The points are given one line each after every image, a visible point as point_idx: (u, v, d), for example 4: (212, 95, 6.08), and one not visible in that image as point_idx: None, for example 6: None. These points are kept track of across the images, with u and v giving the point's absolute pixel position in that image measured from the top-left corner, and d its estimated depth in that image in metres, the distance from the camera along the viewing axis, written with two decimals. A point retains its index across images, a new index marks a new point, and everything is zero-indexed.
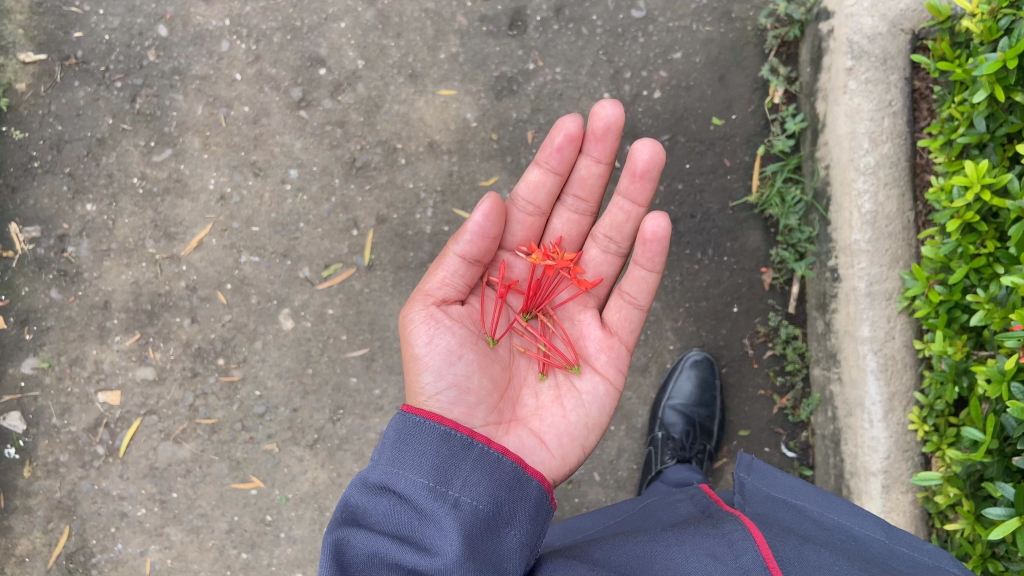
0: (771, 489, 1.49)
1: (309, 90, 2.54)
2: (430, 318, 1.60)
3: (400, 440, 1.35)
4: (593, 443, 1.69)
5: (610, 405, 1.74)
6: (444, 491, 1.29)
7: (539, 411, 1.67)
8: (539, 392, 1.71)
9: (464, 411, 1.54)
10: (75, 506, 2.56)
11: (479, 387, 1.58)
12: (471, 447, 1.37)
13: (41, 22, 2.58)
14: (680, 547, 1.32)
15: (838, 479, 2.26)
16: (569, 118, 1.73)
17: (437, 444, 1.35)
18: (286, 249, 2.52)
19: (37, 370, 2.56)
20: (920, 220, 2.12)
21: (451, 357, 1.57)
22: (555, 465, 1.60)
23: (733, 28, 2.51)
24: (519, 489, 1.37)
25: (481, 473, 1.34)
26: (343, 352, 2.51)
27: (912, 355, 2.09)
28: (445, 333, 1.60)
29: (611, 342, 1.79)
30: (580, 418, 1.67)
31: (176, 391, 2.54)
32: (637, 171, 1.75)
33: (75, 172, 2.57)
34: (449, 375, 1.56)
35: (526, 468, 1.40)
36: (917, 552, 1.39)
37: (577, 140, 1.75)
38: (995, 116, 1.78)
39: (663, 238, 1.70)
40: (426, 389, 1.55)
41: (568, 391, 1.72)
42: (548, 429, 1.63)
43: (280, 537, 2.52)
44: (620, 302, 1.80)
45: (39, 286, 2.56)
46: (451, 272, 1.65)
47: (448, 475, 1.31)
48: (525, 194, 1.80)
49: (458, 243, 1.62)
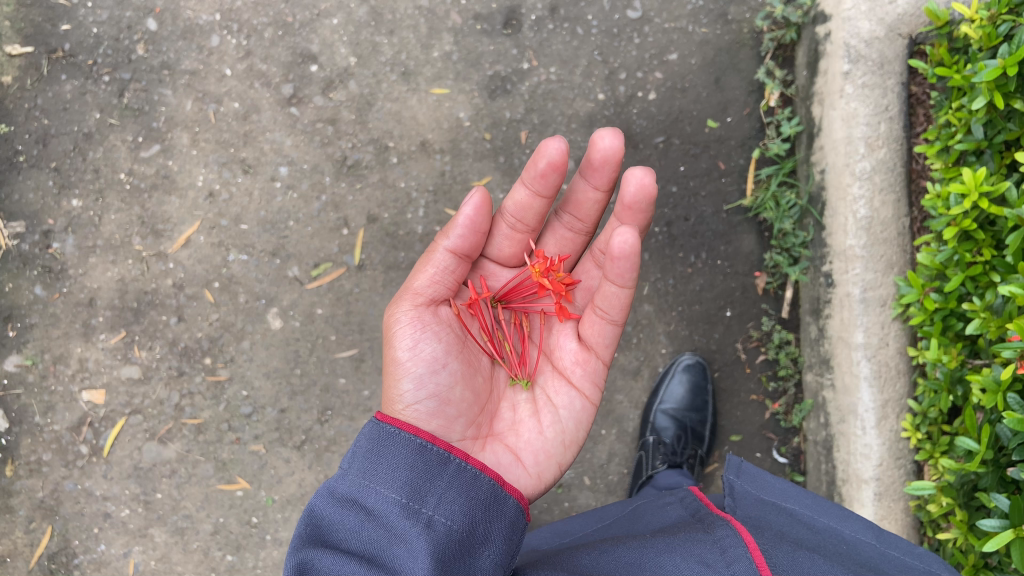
0: (761, 492, 1.47)
1: (300, 86, 2.51)
2: (416, 322, 1.56)
3: (372, 451, 1.31)
4: (569, 460, 1.66)
5: (587, 421, 1.70)
6: (417, 510, 1.25)
7: (516, 426, 1.64)
8: (517, 405, 1.68)
9: (442, 423, 1.51)
10: (57, 506, 2.52)
11: (460, 398, 1.55)
12: (448, 462, 1.33)
13: (29, 14, 2.54)
14: (671, 554, 1.29)
15: (830, 485, 2.25)
16: (553, 141, 1.59)
17: (413, 457, 1.31)
18: (275, 248, 2.49)
19: (21, 367, 2.52)
20: (915, 226, 2.09)
21: (435, 364, 1.53)
22: (530, 483, 1.57)
23: (729, 30, 2.48)
24: (496, 507, 1.34)
25: (457, 490, 1.31)
26: (331, 353, 2.48)
27: (905, 362, 2.07)
28: (431, 339, 1.55)
29: (588, 357, 1.73)
30: (556, 434, 1.64)
31: (162, 391, 2.51)
32: (626, 201, 1.70)
33: (61, 167, 2.53)
34: (430, 384, 1.51)
35: (504, 484, 1.37)
36: (908, 555, 1.39)
37: (561, 166, 1.62)
38: (994, 123, 1.76)
39: (630, 255, 1.58)
40: (407, 397, 1.50)
41: (545, 406, 1.69)
42: (524, 446, 1.60)
43: (266, 539, 2.49)
44: (593, 316, 1.70)
45: (22, 283, 2.52)
46: (441, 268, 1.62)
47: (422, 491, 1.28)
48: (513, 212, 1.72)
49: (450, 237, 1.60)
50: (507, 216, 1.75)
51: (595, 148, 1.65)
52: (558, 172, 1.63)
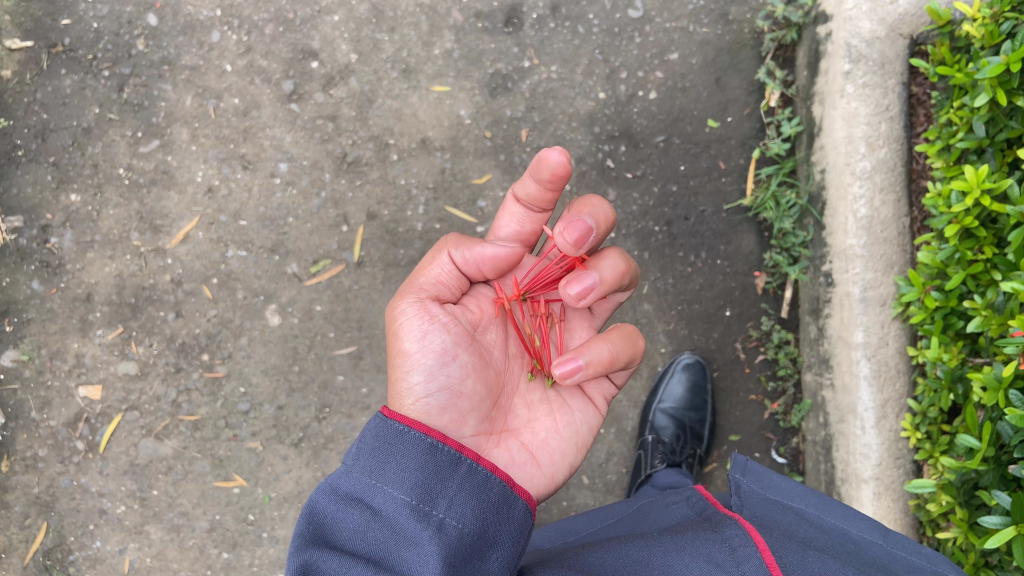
0: (767, 491, 1.47)
1: (300, 82, 2.51)
2: (424, 314, 1.53)
3: (379, 448, 1.30)
4: (581, 460, 1.67)
5: (597, 423, 1.72)
6: (427, 511, 1.24)
7: (531, 423, 1.62)
8: (532, 403, 1.64)
9: (453, 418, 1.50)
10: (53, 502, 2.51)
11: (472, 392, 1.53)
12: (459, 463, 1.32)
13: (29, 8, 2.53)
14: (680, 553, 1.29)
15: (829, 485, 2.24)
16: (555, 151, 1.43)
17: (423, 458, 1.30)
18: (275, 244, 2.49)
19: (17, 363, 2.51)
20: (915, 226, 2.10)
21: (445, 357, 1.52)
22: (542, 482, 1.57)
23: (730, 30, 2.49)
24: (506, 509, 1.33)
25: (468, 493, 1.30)
26: (330, 350, 2.47)
27: (905, 362, 2.07)
28: (439, 331, 1.53)
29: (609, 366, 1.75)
30: (572, 435, 1.64)
31: (159, 387, 2.50)
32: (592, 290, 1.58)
33: (60, 161, 2.52)
34: (441, 376, 1.51)
35: (514, 486, 1.36)
36: (914, 556, 1.39)
37: (564, 176, 1.47)
38: (997, 121, 1.76)
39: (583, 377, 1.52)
40: (415, 391, 1.50)
41: (561, 406, 1.66)
42: (540, 445, 1.59)
43: (263, 537, 2.48)
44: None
45: (20, 277, 2.51)
46: (445, 271, 1.60)
47: (433, 493, 1.26)
48: (525, 198, 1.57)
49: (459, 249, 1.58)
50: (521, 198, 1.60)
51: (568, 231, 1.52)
52: (564, 183, 1.49)
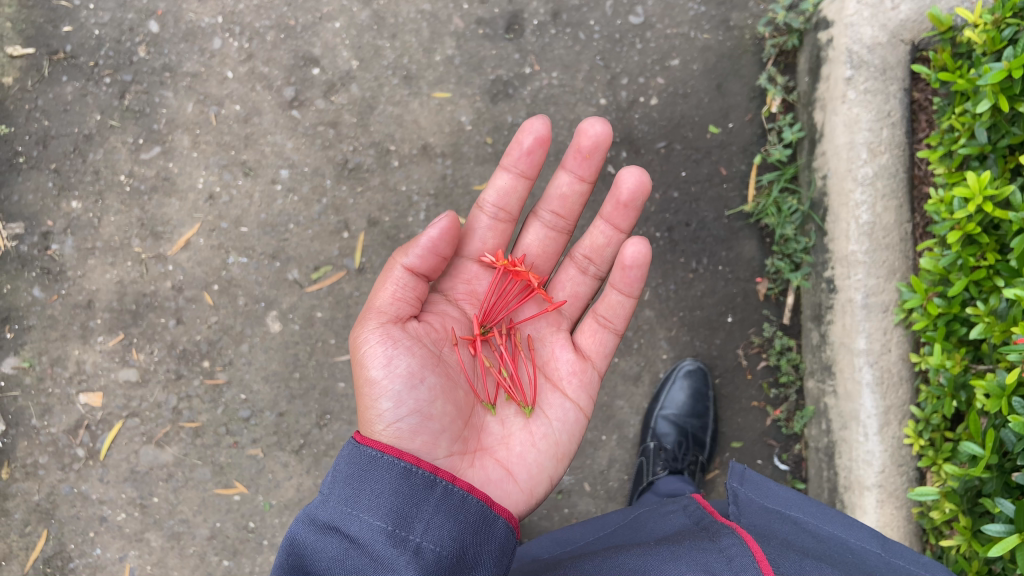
0: (766, 499, 1.45)
1: (301, 89, 2.51)
2: (386, 339, 1.57)
3: (354, 475, 1.31)
4: (561, 473, 1.71)
5: (578, 431, 1.76)
6: (404, 537, 1.26)
7: (506, 440, 1.67)
8: (506, 419, 1.70)
9: (424, 441, 1.52)
10: (53, 510, 2.50)
11: (442, 413, 1.56)
12: (435, 485, 1.33)
13: (30, 15, 2.53)
14: (676, 562, 1.28)
15: (832, 492, 2.23)
16: (536, 119, 1.78)
17: (397, 483, 1.31)
18: (276, 250, 2.48)
19: (17, 369, 2.50)
20: (918, 232, 2.09)
21: (412, 380, 1.55)
22: (521, 499, 1.61)
23: (731, 36, 2.49)
24: (485, 530, 1.35)
25: (444, 514, 1.31)
26: (331, 356, 2.47)
27: (908, 369, 2.06)
28: (404, 354, 1.57)
29: (584, 366, 1.83)
30: (550, 447, 1.69)
31: (159, 394, 2.49)
32: (621, 199, 1.82)
33: (61, 168, 2.52)
34: (409, 401, 1.52)
35: (493, 506, 1.38)
36: (913, 565, 1.39)
37: (545, 141, 1.80)
38: (998, 127, 1.76)
39: (641, 264, 1.78)
40: (385, 417, 1.51)
41: (537, 421, 1.72)
42: (516, 460, 1.64)
43: (263, 544, 2.47)
44: (594, 324, 1.86)
45: (21, 284, 2.50)
46: (400, 286, 1.65)
47: (409, 518, 1.28)
48: (495, 199, 1.82)
49: (409, 255, 1.63)
50: (488, 206, 1.84)
51: (584, 135, 1.80)
52: (544, 147, 1.79)
